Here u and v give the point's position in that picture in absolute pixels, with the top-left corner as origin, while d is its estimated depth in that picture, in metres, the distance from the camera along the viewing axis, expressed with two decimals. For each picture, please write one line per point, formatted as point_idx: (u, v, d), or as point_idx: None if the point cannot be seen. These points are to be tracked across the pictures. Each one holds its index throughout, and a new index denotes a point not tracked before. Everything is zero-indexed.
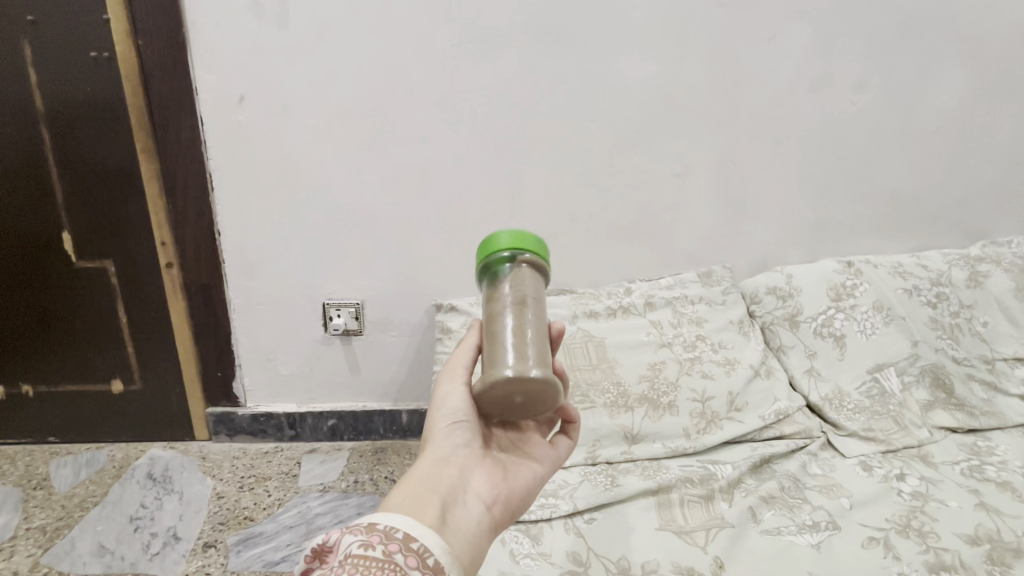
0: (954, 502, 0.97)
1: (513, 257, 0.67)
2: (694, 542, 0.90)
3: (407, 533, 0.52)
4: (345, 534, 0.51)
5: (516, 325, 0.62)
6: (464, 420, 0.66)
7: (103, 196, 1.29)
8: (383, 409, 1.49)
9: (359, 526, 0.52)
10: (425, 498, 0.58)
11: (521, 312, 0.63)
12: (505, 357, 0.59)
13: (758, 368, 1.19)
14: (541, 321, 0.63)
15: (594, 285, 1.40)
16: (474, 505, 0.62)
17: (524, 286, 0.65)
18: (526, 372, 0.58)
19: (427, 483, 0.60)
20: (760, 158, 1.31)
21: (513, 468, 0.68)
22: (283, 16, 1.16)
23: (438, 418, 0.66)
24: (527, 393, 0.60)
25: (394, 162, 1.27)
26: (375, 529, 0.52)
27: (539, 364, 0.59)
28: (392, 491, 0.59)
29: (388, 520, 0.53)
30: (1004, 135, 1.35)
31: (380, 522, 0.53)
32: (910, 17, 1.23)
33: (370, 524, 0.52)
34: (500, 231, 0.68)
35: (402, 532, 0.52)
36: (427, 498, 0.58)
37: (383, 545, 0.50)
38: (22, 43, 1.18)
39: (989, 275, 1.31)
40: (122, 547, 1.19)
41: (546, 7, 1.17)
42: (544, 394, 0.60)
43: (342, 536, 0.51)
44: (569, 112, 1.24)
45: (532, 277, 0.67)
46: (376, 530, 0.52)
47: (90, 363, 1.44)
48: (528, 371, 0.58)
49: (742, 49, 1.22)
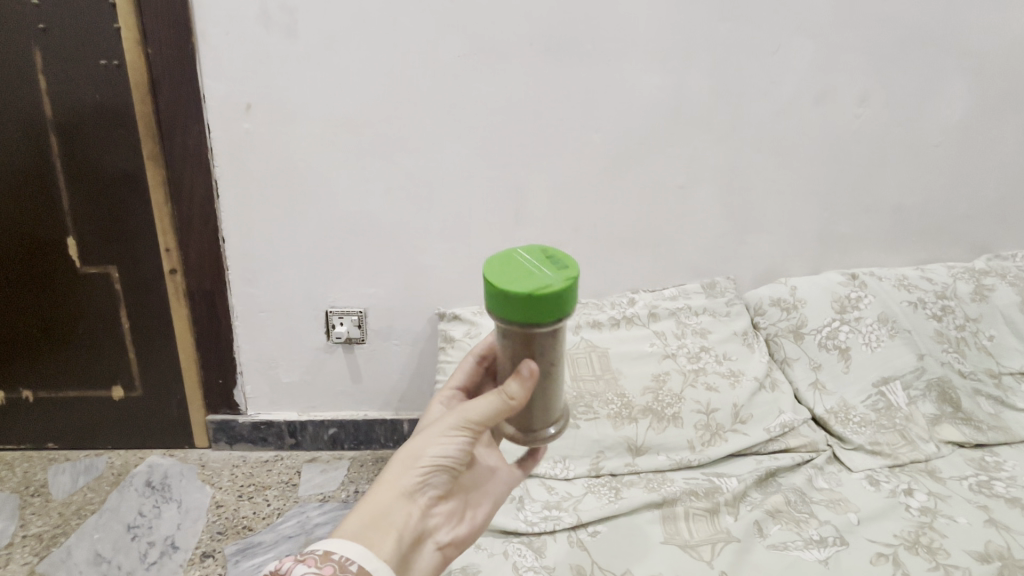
0: (964, 518, 0.96)
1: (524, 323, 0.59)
2: (700, 556, 0.88)
3: (361, 566, 0.57)
4: (298, 564, 0.56)
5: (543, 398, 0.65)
6: (448, 466, 0.64)
7: (109, 202, 1.30)
8: (384, 419, 1.48)
9: (313, 555, 0.57)
10: (383, 534, 0.60)
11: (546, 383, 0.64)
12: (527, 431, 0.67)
13: (763, 380, 1.18)
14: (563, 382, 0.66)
15: (598, 295, 1.40)
16: (428, 546, 0.64)
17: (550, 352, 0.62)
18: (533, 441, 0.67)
19: (388, 515, 0.61)
20: (764, 170, 1.31)
21: (478, 505, 0.70)
22: (292, 26, 1.17)
23: (424, 455, 0.63)
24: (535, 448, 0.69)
25: (400, 170, 1.27)
26: (329, 559, 0.56)
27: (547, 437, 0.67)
28: (354, 511, 0.60)
29: (344, 551, 0.57)
30: (1006, 149, 1.35)
31: (335, 552, 0.57)
32: (912, 31, 1.24)
33: (325, 553, 0.57)
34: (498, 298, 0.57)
35: (357, 565, 0.56)
36: (385, 534, 0.60)
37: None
38: (33, 50, 1.19)
39: (994, 289, 1.30)
40: (119, 556, 1.18)
41: (552, 19, 1.18)
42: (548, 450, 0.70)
43: (295, 564, 0.56)
44: (574, 122, 1.25)
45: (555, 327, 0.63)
46: (331, 560, 0.56)
47: (92, 369, 1.43)
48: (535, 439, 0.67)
49: (746, 62, 1.23)
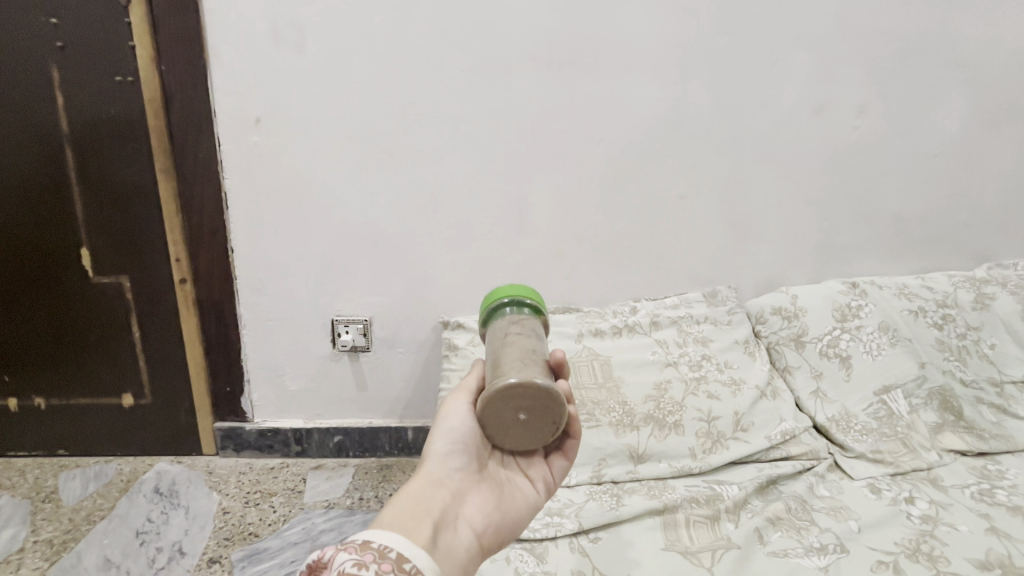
0: (965, 526, 0.96)
1: (514, 301, 0.76)
2: (700, 563, 0.89)
3: (399, 554, 0.56)
4: (339, 552, 0.55)
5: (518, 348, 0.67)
6: (462, 443, 0.68)
7: (122, 213, 1.33)
8: (389, 426, 1.49)
9: (353, 544, 0.56)
10: (417, 520, 0.61)
11: (523, 341, 0.68)
12: (508, 369, 0.63)
13: (763, 389, 1.19)
14: (540, 347, 0.69)
15: (600, 303, 1.41)
16: (465, 533, 0.64)
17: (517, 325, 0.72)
18: (504, 382, 0.61)
19: (420, 502, 0.63)
20: (764, 180, 1.33)
21: (509, 492, 0.70)
22: (301, 43, 1.21)
23: (439, 437, 0.68)
24: (530, 408, 0.62)
25: (405, 182, 1.30)
26: (368, 548, 0.55)
27: (518, 372, 0.62)
28: (386, 507, 0.62)
29: (382, 540, 0.57)
30: (1005, 159, 1.36)
31: (373, 541, 0.56)
32: (909, 44, 1.26)
33: (363, 543, 0.56)
34: (504, 286, 0.80)
35: (395, 553, 0.56)
36: (419, 520, 0.61)
37: (375, 565, 0.54)
38: (52, 68, 1.23)
39: (995, 297, 1.31)
40: (128, 561, 1.20)
41: (554, 35, 1.21)
42: (546, 406, 0.62)
43: (337, 553, 0.55)
44: (575, 133, 1.27)
45: (530, 321, 0.74)
46: (369, 549, 0.55)
47: (102, 377, 1.46)
48: (507, 381, 0.61)
49: (744, 75, 1.25)
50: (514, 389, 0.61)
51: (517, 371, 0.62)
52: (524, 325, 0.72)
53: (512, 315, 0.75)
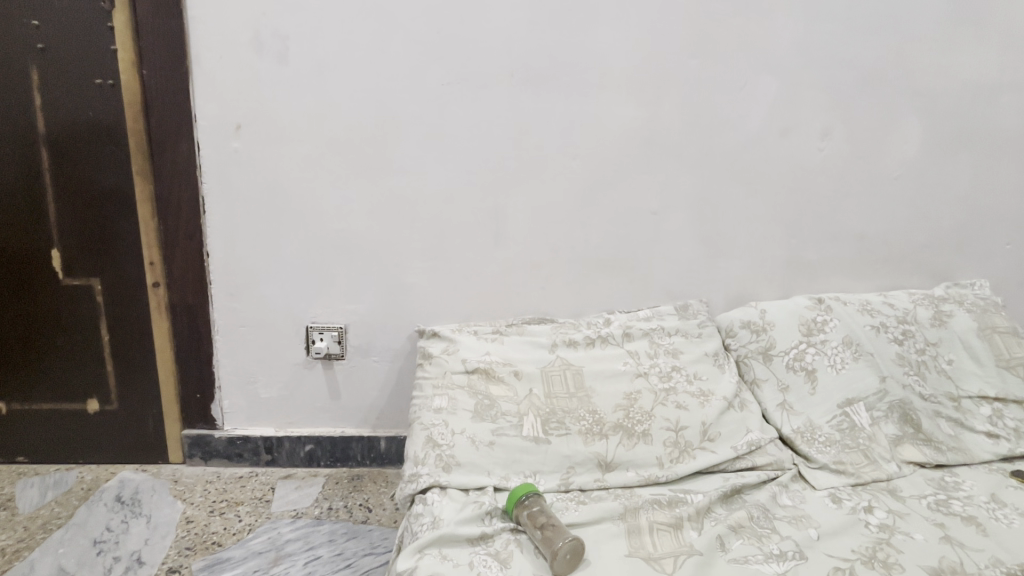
0: (920, 535, 0.99)
1: None
2: (662, 569, 0.90)
3: None
4: None
5: (548, 524, 0.95)
6: None
7: (95, 214, 1.32)
8: (361, 436, 1.48)
9: None
10: None
11: (548, 522, 0.96)
12: (548, 526, 0.95)
13: (731, 400, 1.21)
14: (551, 526, 0.95)
15: (574, 314, 1.43)
16: None
17: (561, 530, 0.93)
18: (535, 517, 0.97)
19: None
20: (734, 198, 1.37)
21: None
22: (283, 53, 1.23)
23: None
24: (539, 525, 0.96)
25: (384, 191, 1.32)
26: None
27: (542, 526, 0.95)
28: None
29: None
30: (963, 183, 1.41)
31: None
32: (868, 72, 1.32)
33: None
34: None
35: None
36: None
37: None
38: (30, 67, 1.23)
39: (953, 315, 1.35)
40: (83, 570, 1.16)
41: (530, 53, 1.25)
42: (537, 522, 0.96)
43: None
44: (551, 148, 1.31)
45: (571, 553, 0.89)
46: None
47: (67, 381, 1.43)
48: (538, 520, 0.97)
49: (714, 97, 1.30)
50: (545, 517, 0.97)
51: (549, 526, 0.95)
52: (559, 535, 0.92)
53: (562, 530, 0.93)
